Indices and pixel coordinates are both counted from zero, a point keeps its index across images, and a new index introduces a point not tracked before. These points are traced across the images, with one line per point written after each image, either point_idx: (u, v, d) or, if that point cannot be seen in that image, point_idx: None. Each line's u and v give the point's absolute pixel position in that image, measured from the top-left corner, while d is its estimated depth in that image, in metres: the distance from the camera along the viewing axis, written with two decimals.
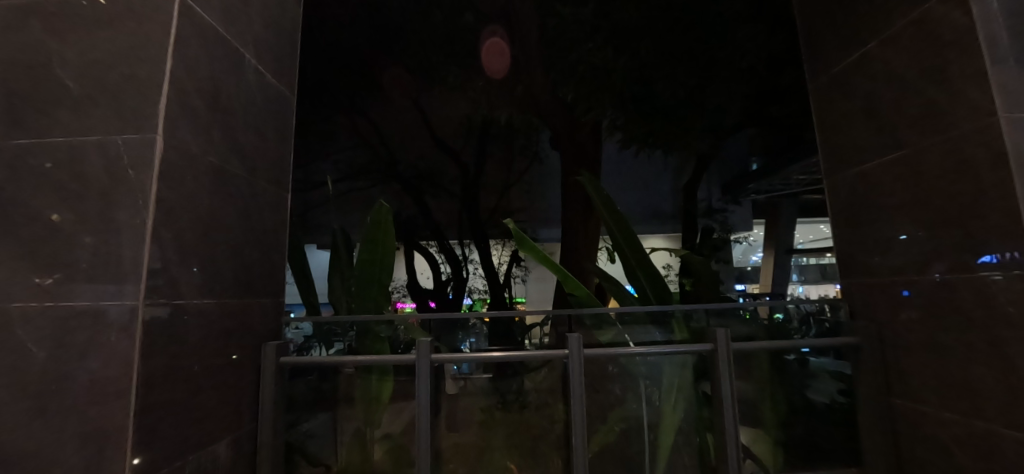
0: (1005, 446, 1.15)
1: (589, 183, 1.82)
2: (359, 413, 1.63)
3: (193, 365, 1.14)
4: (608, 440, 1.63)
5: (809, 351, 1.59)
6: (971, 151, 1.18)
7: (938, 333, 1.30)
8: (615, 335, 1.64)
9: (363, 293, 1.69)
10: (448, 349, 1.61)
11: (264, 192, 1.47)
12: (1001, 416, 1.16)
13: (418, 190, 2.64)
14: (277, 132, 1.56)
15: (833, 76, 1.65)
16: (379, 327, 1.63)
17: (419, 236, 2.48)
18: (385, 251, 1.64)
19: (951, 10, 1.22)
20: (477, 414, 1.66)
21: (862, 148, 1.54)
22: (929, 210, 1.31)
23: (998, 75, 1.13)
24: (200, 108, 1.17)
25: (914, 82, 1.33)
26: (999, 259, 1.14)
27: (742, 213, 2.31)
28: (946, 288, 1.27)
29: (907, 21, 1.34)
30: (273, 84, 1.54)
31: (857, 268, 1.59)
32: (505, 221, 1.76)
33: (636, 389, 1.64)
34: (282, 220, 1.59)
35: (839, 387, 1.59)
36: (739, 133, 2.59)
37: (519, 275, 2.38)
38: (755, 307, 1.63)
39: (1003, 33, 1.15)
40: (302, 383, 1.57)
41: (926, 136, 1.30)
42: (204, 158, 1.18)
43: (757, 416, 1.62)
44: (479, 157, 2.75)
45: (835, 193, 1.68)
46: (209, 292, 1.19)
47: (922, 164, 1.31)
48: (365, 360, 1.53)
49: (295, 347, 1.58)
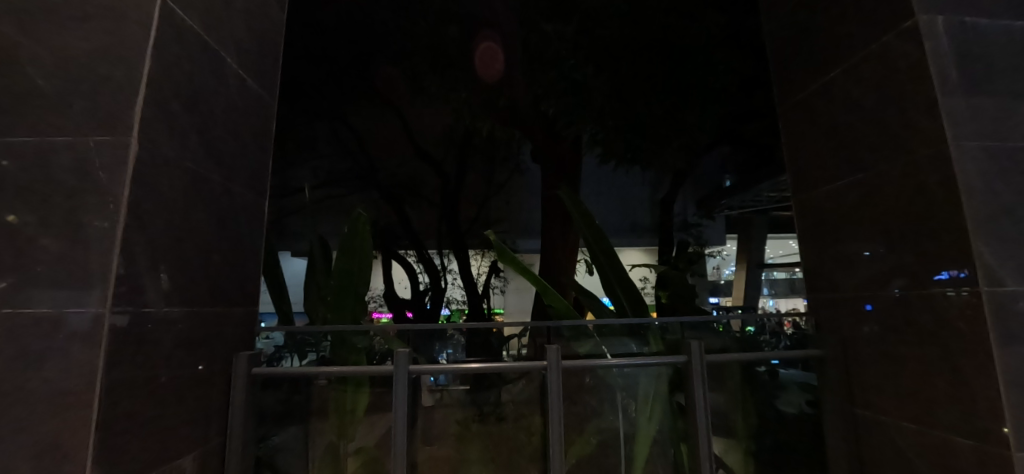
0: (958, 452, 1.21)
1: (568, 197, 1.86)
2: (332, 426, 1.60)
3: (160, 375, 1.10)
4: (584, 451, 1.65)
5: (778, 362, 1.66)
6: (923, 175, 1.27)
7: (897, 345, 1.37)
8: (593, 347, 1.66)
9: (340, 304, 1.68)
10: (426, 360, 1.60)
11: (241, 198, 1.45)
12: (953, 426, 1.22)
13: (398, 200, 2.71)
14: (257, 138, 1.54)
15: (799, 101, 1.75)
16: (355, 338, 1.60)
17: (397, 245, 2.53)
18: (362, 260, 1.64)
19: (905, 45, 1.31)
20: (453, 426, 1.65)
21: (825, 170, 1.62)
22: (885, 230, 1.40)
23: (948, 104, 1.22)
24: (177, 112, 1.15)
25: (874, 110, 1.42)
26: (952, 276, 1.21)
27: (717, 229, 2.50)
28: (904, 302, 1.34)
29: (866, 53, 1.44)
30: (254, 90, 1.52)
31: (823, 284, 1.66)
32: (487, 231, 1.69)
33: (612, 401, 1.66)
34: (258, 227, 1.56)
35: (807, 399, 1.65)
36: (713, 153, 2.72)
37: (498, 285, 2.45)
38: (727, 320, 1.69)
39: (951, 68, 1.25)
40: (272, 394, 1.53)
41: (884, 160, 1.38)
42: (178, 161, 1.15)
43: (730, 427, 1.67)
44: (459, 171, 2.84)
45: (804, 210, 1.75)
46: (178, 300, 1.15)
47: (881, 186, 1.40)
48: (342, 371, 1.51)
49: (266, 358, 1.54)
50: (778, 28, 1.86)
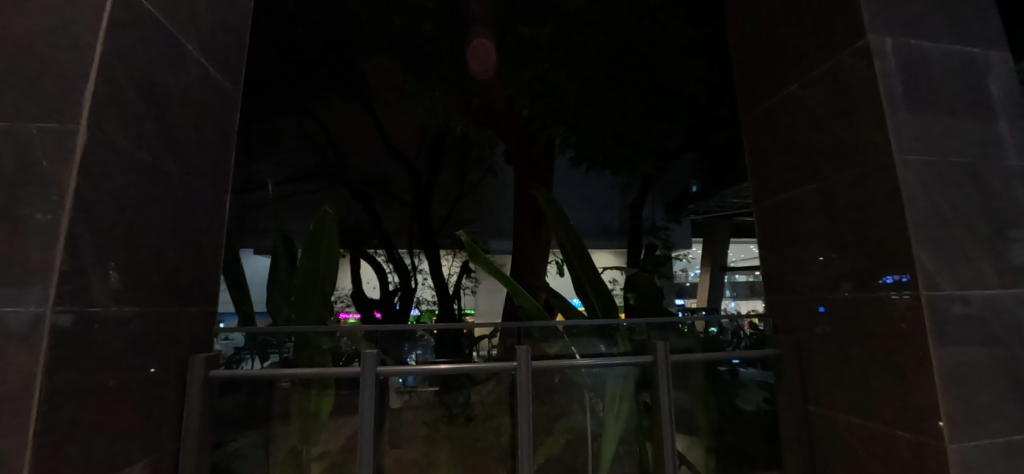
0: (898, 445, 1.30)
1: (543, 197, 1.87)
2: (295, 430, 1.55)
3: (108, 379, 1.03)
4: (552, 451, 1.67)
5: (739, 362, 1.72)
6: (871, 186, 1.36)
7: (845, 345, 1.46)
8: (562, 347, 1.69)
9: (305, 304, 1.63)
10: (394, 361, 1.56)
11: (200, 192, 1.38)
12: (895, 420, 1.30)
13: (367, 196, 2.75)
14: (219, 130, 1.48)
15: (760, 112, 1.83)
16: (321, 339, 1.57)
17: (367, 245, 2.51)
18: (329, 259, 1.60)
19: (858, 63, 1.39)
20: (422, 428, 1.63)
21: (783, 178, 1.71)
22: (837, 236, 1.49)
23: (895, 120, 1.31)
24: (132, 100, 1.08)
25: (828, 123, 1.50)
26: (895, 280, 1.29)
27: (683, 232, 2.60)
28: (852, 304, 1.43)
29: (823, 69, 1.52)
30: (217, 79, 1.46)
31: (781, 286, 1.74)
32: (459, 231, 1.69)
33: (580, 400, 1.69)
34: (218, 223, 1.50)
35: (764, 396, 1.72)
36: (681, 159, 2.85)
37: (469, 286, 2.44)
38: (691, 321, 1.75)
39: (897, 86, 1.34)
40: (230, 399, 1.45)
41: (837, 170, 1.47)
42: (133, 152, 1.09)
43: (691, 424, 1.73)
44: (431, 167, 2.93)
45: (763, 216, 1.83)
46: (129, 299, 1.09)
47: (834, 195, 1.49)
48: (305, 373, 1.45)
49: (225, 360, 1.46)
50: (742, 42, 1.94)
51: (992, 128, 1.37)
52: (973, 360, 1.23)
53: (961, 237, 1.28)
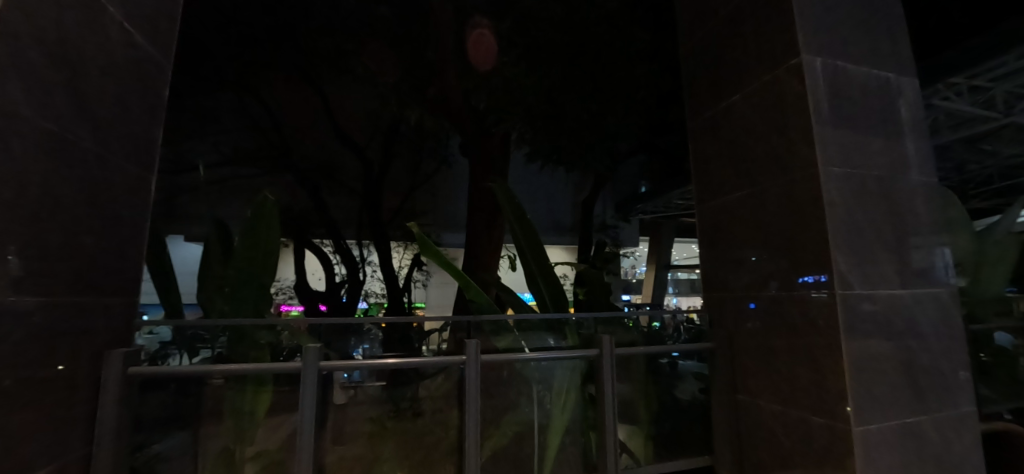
0: (812, 429, 1.44)
1: (500, 189, 1.85)
2: (228, 429, 1.44)
3: (3, 378, 0.91)
4: (499, 444, 1.66)
5: (678, 354, 1.82)
6: (798, 193, 1.48)
7: (770, 339, 1.59)
8: (513, 341, 1.71)
9: (240, 296, 1.53)
10: (339, 356, 1.49)
11: (121, 172, 1.25)
12: (810, 407, 1.44)
13: (314, 183, 3.02)
14: (144, 104, 1.34)
15: (704, 119, 1.93)
16: (258, 332, 1.47)
17: (312, 233, 2.70)
18: (268, 248, 1.50)
19: (792, 80, 1.51)
20: (366, 425, 1.57)
21: (722, 183, 1.82)
22: (766, 239, 1.61)
23: (821, 135, 1.43)
24: (37, 63, 0.95)
25: (764, 134, 1.62)
26: (815, 279, 1.43)
27: (631, 231, 3.05)
28: (778, 301, 1.56)
29: (761, 83, 1.63)
30: (143, 48, 1.32)
31: (717, 284, 1.86)
32: (409, 224, 1.65)
33: (529, 394, 1.70)
34: (141, 206, 1.36)
35: (699, 386, 1.84)
36: (631, 160, 3.08)
37: (420, 278, 2.72)
38: (636, 316, 1.82)
39: (824, 104, 1.46)
40: (154, 398, 1.35)
41: (769, 178, 1.59)
42: (37, 123, 0.96)
43: (632, 414, 1.80)
44: (382, 155, 3.23)
45: (704, 217, 1.94)
46: (31, 289, 0.97)
47: (765, 201, 1.61)
48: (240, 369, 1.35)
49: (148, 356, 1.34)
50: (689, 51, 2.03)
51: (900, 146, 1.54)
52: (876, 353, 1.38)
53: (871, 243, 1.43)
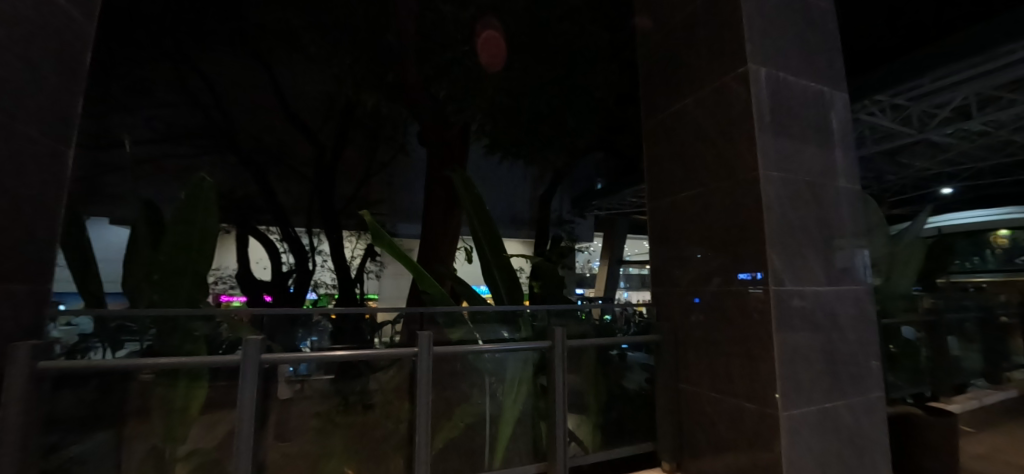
0: (745, 414, 1.55)
1: (459, 179, 1.83)
2: (158, 426, 1.34)
3: None
4: (450, 436, 1.65)
5: (627, 346, 1.86)
6: (741, 195, 1.58)
7: (711, 331, 1.68)
8: (466, 333, 1.69)
9: (172, 285, 1.41)
10: (283, 348, 1.41)
11: (31, 144, 1.12)
12: (744, 394, 1.55)
13: (261, 166, 3.14)
14: (61, 70, 1.20)
15: (657, 120, 2.01)
16: (193, 323, 1.38)
17: (258, 218, 2.87)
18: (207, 234, 1.41)
19: (740, 88, 1.59)
20: (313, 420, 1.50)
21: (673, 183, 1.90)
22: (710, 237, 1.70)
23: (762, 141, 1.53)
24: None
25: (712, 138, 1.70)
26: (752, 276, 1.53)
27: (586, 226, 3.24)
28: (719, 296, 1.65)
29: (710, 89, 1.72)
30: (62, 7, 1.18)
31: (665, 279, 1.94)
32: (363, 211, 1.63)
33: (481, 385, 1.71)
34: (58, 183, 1.23)
35: (645, 376, 1.91)
36: (588, 157, 3.18)
37: (371, 269, 2.81)
38: (589, 308, 1.86)
39: (766, 112, 1.56)
40: (71, 394, 1.21)
41: (715, 180, 1.68)
42: None
43: (583, 404, 1.83)
44: (336, 140, 3.34)
45: (654, 215, 2.02)
46: None
47: (711, 202, 1.70)
48: (169, 363, 1.22)
49: (63, 350, 1.20)
50: (645, 53, 2.09)
51: (831, 157, 1.67)
52: (804, 344, 1.51)
53: (803, 244, 1.55)
